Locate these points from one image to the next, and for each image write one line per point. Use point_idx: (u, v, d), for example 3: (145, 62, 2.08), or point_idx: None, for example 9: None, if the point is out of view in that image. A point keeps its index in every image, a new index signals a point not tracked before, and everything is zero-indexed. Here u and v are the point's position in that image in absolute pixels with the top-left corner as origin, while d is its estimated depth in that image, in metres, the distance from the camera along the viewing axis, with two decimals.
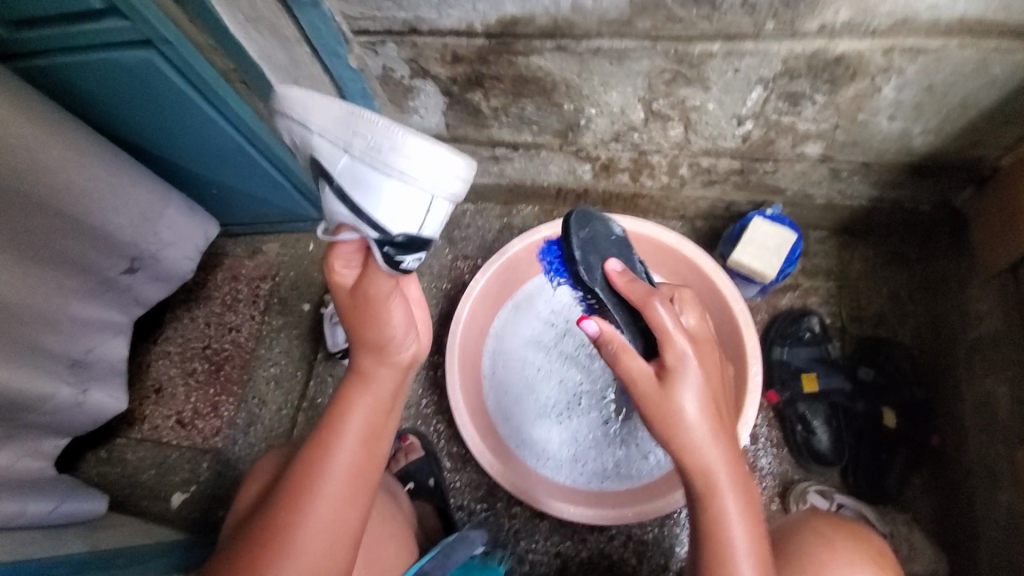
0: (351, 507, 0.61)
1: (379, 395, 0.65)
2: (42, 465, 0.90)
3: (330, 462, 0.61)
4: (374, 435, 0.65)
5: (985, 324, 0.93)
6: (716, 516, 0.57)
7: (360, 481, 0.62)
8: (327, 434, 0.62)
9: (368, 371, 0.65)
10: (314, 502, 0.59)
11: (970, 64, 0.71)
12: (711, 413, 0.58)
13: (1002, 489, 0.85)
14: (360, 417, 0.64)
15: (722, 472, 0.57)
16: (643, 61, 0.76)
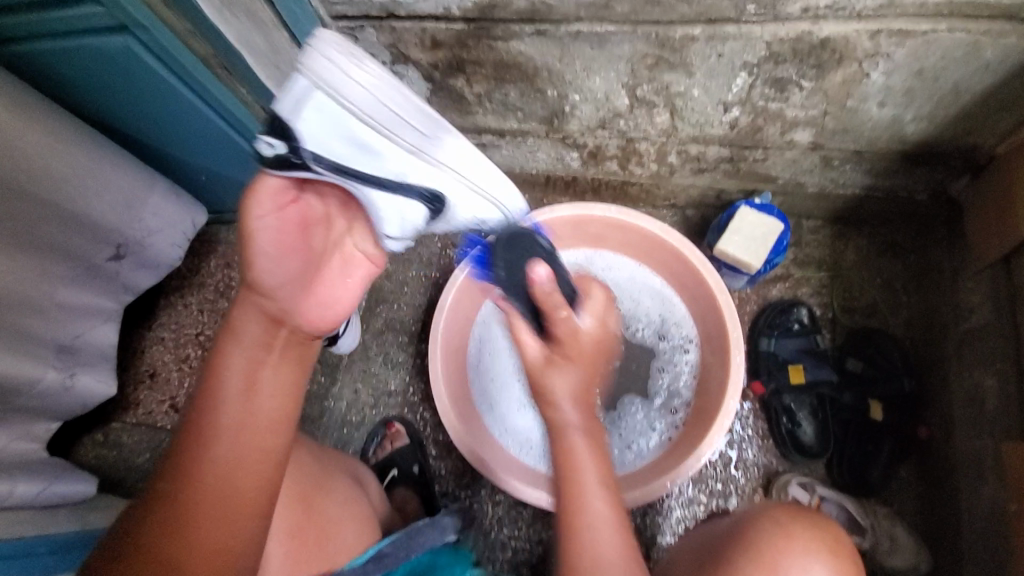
0: (252, 463, 0.53)
1: (251, 343, 0.55)
2: (34, 447, 0.92)
3: (216, 419, 0.52)
4: (266, 389, 0.55)
5: (976, 316, 0.91)
6: (568, 453, 0.63)
7: (256, 434, 0.53)
8: (204, 393, 0.53)
9: (242, 319, 0.55)
10: (204, 460, 0.51)
11: (961, 48, 0.69)
12: (582, 425, 0.63)
13: (986, 483, 0.84)
14: (237, 368, 0.54)
15: (586, 458, 0.62)
16: (624, 46, 0.74)
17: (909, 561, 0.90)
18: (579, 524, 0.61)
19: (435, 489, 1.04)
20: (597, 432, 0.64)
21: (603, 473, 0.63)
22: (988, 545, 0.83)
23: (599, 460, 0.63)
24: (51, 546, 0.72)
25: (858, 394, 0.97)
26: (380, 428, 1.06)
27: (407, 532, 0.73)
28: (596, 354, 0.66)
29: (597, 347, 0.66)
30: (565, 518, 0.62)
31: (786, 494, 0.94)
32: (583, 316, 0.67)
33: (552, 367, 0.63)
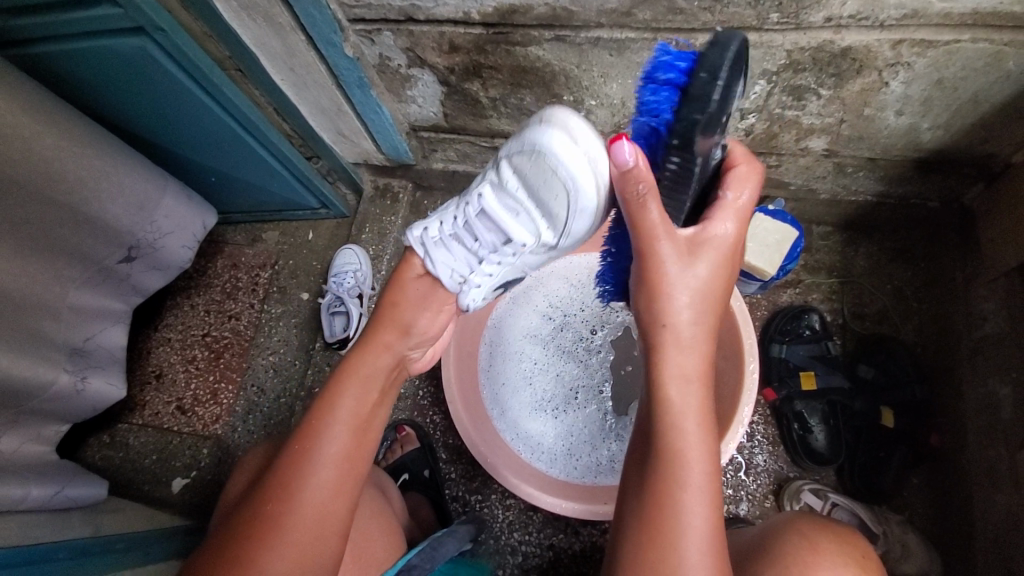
0: (340, 492, 0.62)
1: (365, 381, 0.66)
2: (45, 450, 0.91)
3: (322, 448, 0.62)
4: (369, 422, 0.66)
5: (990, 324, 0.93)
6: (670, 410, 0.55)
7: (350, 468, 0.63)
8: (319, 421, 0.63)
9: (368, 361, 0.67)
10: (306, 483, 0.60)
11: (983, 58, 0.69)
12: (701, 374, 0.56)
13: (1000, 491, 0.85)
14: (351, 407, 0.64)
15: (688, 399, 0.55)
16: (643, 53, 0.74)
17: None
18: (672, 489, 0.53)
19: (445, 493, 1.04)
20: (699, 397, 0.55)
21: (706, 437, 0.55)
22: (1003, 554, 0.83)
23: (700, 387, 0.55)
24: (71, 552, 0.70)
25: (869, 401, 0.97)
26: (390, 432, 1.06)
27: (432, 542, 0.73)
28: (712, 305, 0.57)
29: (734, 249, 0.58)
30: (656, 494, 0.53)
31: (799, 501, 0.95)
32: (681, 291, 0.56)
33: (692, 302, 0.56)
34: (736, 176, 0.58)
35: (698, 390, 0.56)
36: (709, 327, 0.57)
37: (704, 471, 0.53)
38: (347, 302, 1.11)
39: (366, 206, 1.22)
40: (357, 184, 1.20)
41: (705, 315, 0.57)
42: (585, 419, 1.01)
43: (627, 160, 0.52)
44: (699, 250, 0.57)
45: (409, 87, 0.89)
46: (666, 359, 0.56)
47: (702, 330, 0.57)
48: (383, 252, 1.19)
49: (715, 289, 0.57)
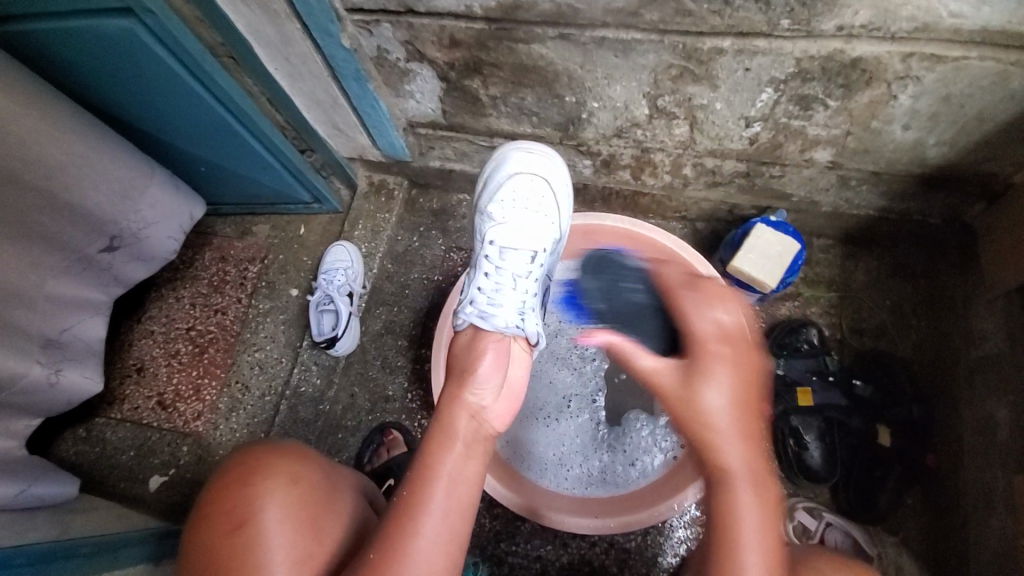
0: (452, 551, 0.57)
1: (462, 439, 0.63)
2: (14, 444, 0.87)
3: (428, 503, 0.58)
4: (467, 479, 0.62)
5: (988, 344, 0.90)
6: (729, 511, 0.56)
7: (456, 526, 0.58)
8: (421, 475, 0.60)
9: (450, 414, 0.64)
10: (416, 540, 0.56)
11: (992, 76, 0.68)
12: (753, 471, 0.57)
13: (996, 514, 0.84)
14: (452, 463, 0.61)
15: (739, 492, 0.56)
16: (649, 55, 0.72)
17: None
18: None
19: None
20: (762, 477, 0.57)
21: (759, 511, 0.56)
22: None
23: (756, 476, 0.57)
24: (30, 557, 0.67)
25: (867, 418, 0.95)
26: (377, 435, 1.04)
27: None
28: (743, 402, 0.58)
29: (745, 347, 0.61)
30: None
31: (792, 520, 0.94)
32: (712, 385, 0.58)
33: (701, 379, 0.59)
34: (704, 283, 0.70)
35: (738, 474, 0.57)
36: (745, 414, 0.58)
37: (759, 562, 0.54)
38: (337, 300, 1.08)
39: (360, 201, 1.20)
40: (352, 179, 1.17)
41: (731, 417, 0.57)
42: (578, 428, 0.98)
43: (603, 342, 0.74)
44: (721, 303, 0.65)
45: (407, 81, 0.86)
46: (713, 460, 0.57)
47: (732, 413, 0.58)
48: (375, 250, 1.16)
49: (744, 394, 0.59)
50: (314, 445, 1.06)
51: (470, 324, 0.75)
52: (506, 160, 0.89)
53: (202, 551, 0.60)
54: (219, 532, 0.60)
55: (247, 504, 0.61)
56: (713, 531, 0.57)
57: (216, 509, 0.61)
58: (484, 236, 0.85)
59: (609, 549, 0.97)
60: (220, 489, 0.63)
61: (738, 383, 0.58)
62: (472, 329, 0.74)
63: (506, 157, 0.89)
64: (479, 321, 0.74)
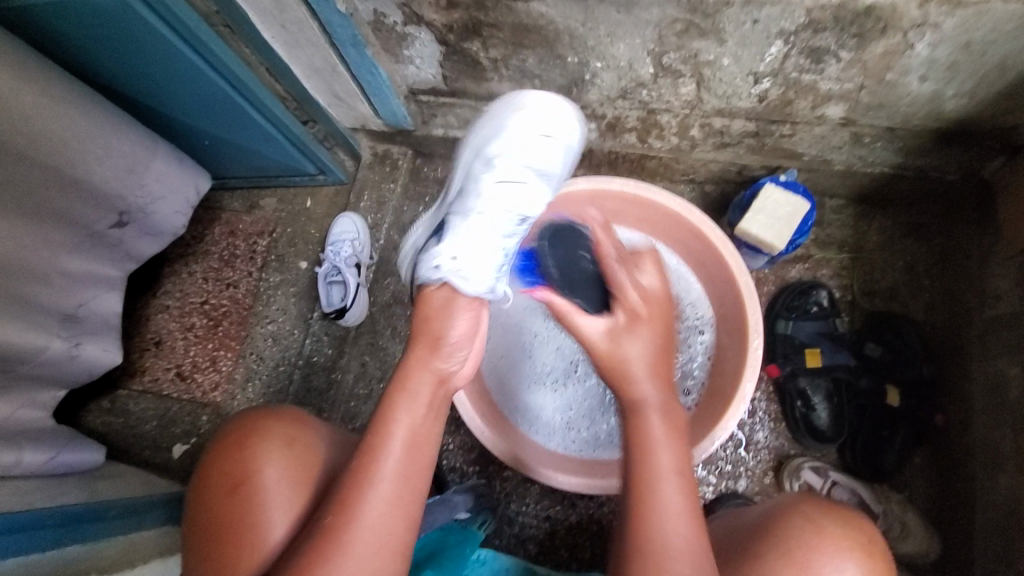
0: (400, 507, 0.59)
1: (419, 402, 0.64)
2: (41, 415, 0.91)
3: (380, 463, 0.59)
4: (421, 439, 0.63)
5: (1004, 303, 0.88)
6: (645, 437, 0.61)
7: (408, 488, 0.60)
8: (374, 437, 0.61)
9: (411, 381, 0.65)
10: (365, 503, 0.57)
11: (1013, 21, 0.65)
12: (682, 471, 0.60)
13: (1004, 473, 0.83)
14: (406, 424, 0.62)
15: (661, 436, 0.61)
16: (652, 10, 0.69)
17: (917, 546, 0.90)
18: (646, 512, 0.58)
19: (443, 464, 1.04)
20: (672, 408, 0.64)
21: (676, 454, 0.61)
22: (1003, 535, 0.82)
23: (675, 427, 0.63)
24: (60, 519, 0.71)
25: (875, 378, 0.95)
26: None
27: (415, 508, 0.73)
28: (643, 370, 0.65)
29: (663, 306, 0.70)
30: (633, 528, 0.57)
31: (798, 479, 0.95)
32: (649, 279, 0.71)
33: (623, 336, 0.66)
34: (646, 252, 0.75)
35: (654, 396, 0.64)
36: (649, 348, 0.66)
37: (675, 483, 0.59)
38: (345, 272, 1.08)
39: (364, 172, 1.19)
40: (355, 150, 1.17)
41: (661, 385, 0.64)
42: (585, 392, 0.99)
43: (545, 297, 0.73)
44: (648, 265, 0.73)
45: (406, 46, 0.85)
46: (633, 385, 0.63)
47: (609, 337, 0.67)
48: (381, 221, 1.17)
49: (659, 351, 0.67)
50: (328, 413, 1.08)
51: (442, 282, 0.69)
52: (518, 107, 0.76)
53: (205, 507, 0.62)
54: (219, 494, 0.62)
55: (246, 467, 0.63)
56: (629, 458, 0.61)
57: (217, 468, 0.64)
58: (476, 190, 0.73)
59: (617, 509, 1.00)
60: (219, 453, 0.65)
61: (652, 334, 0.67)
62: (446, 288, 0.69)
63: (520, 102, 0.76)
64: (456, 280, 0.69)
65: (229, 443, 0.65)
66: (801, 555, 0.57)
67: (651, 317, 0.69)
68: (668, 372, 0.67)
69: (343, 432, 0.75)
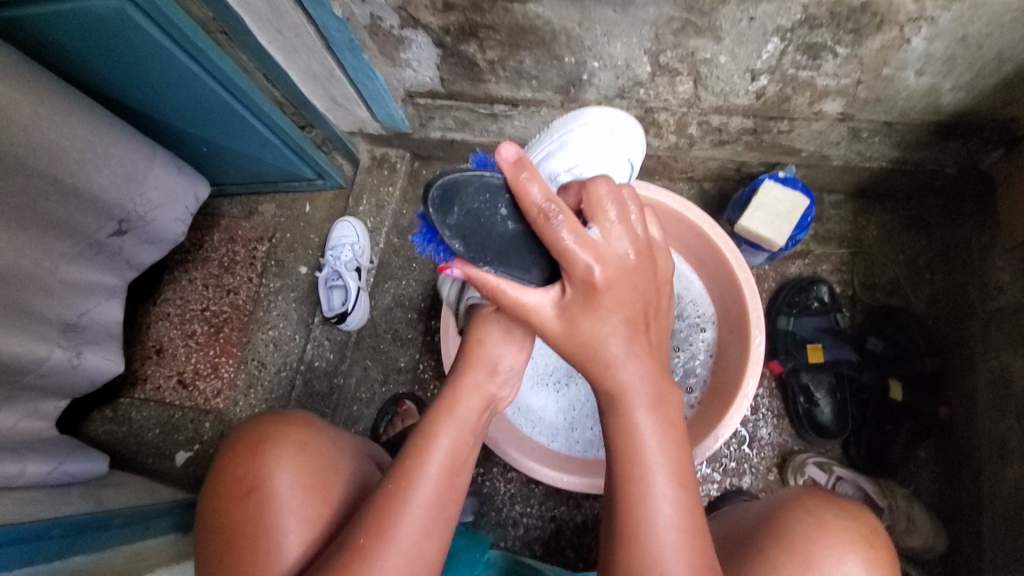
0: (433, 535, 0.58)
1: (463, 426, 0.63)
2: (44, 425, 0.91)
3: (419, 485, 0.58)
4: (458, 466, 0.62)
5: (1005, 294, 0.89)
6: (627, 443, 0.53)
7: (444, 515, 0.59)
8: (416, 456, 0.60)
9: (459, 403, 0.64)
10: (401, 526, 0.56)
11: (1009, 13, 0.65)
12: (666, 443, 0.54)
13: (1010, 465, 0.83)
14: (447, 449, 0.61)
15: (652, 447, 0.53)
16: (649, 9, 0.70)
17: (925, 540, 0.90)
18: (637, 546, 0.51)
19: None
20: (668, 398, 0.56)
21: (664, 444, 0.54)
22: (1010, 528, 0.82)
23: (666, 412, 0.55)
24: (67, 528, 0.71)
25: (878, 373, 0.96)
26: (391, 406, 1.06)
27: None
28: (627, 326, 0.55)
29: (649, 257, 0.56)
30: (619, 518, 0.52)
31: (803, 475, 0.95)
32: (594, 232, 0.54)
33: (581, 316, 0.54)
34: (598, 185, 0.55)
35: (637, 379, 0.54)
36: (643, 349, 0.55)
37: (664, 471, 0.53)
38: (345, 276, 1.08)
39: (363, 175, 1.19)
40: (353, 154, 1.17)
41: (649, 376, 0.55)
42: (588, 392, 0.99)
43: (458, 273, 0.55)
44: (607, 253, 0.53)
45: (402, 49, 0.85)
46: (623, 390, 0.54)
47: (634, 353, 0.54)
48: (381, 225, 1.17)
49: (637, 318, 0.55)
50: (331, 418, 1.08)
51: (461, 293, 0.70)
52: (580, 120, 0.76)
53: (218, 513, 0.62)
54: (231, 500, 0.62)
55: (258, 472, 0.63)
56: (613, 463, 0.54)
57: (227, 475, 0.63)
58: None
59: None
60: (231, 459, 0.64)
61: (627, 309, 0.53)
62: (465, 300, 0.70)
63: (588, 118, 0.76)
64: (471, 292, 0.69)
65: (237, 448, 0.65)
66: (804, 549, 0.57)
67: (613, 290, 0.53)
68: (663, 363, 0.58)
69: (352, 438, 0.75)
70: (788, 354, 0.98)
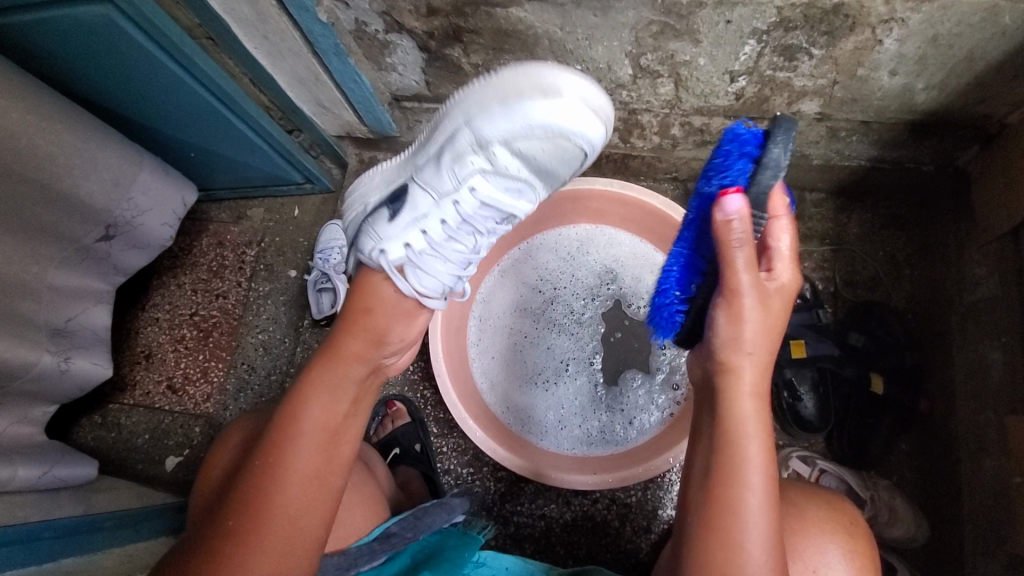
0: (305, 499, 0.62)
1: (333, 393, 0.66)
2: (32, 431, 0.90)
3: (287, 459, 0.62)
4: (332, 432, 0.65)
5: (982, 288, 0.92)
6: (731, 428, 0.58)
7: (314, 480, 0.63)
8: (282, 432, 0.63)
9: (340, 370, 0.67)
10: (271, 495, 0.61)
11: (979, 13, 0.66)
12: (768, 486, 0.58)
13: (988, 455, 0.86)
14: (316, 416, 0.64)
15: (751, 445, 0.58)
16: (628, 13, 0.71)
17: (910, 532, 0.91)
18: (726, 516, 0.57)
19: (437, 466, 1.04)
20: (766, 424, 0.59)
21: (763, 458, 0.58)
22: (993, 517, 0.84)
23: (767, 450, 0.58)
24: (58, 531, 0.71)
25: (859, 368, 0.96)
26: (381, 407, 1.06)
27: (415, 513, 0.77)
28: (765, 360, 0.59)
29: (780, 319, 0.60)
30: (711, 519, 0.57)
31: (788, 468, 0.97)
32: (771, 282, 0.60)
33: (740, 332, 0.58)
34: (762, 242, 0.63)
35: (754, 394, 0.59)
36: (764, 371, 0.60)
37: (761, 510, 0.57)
38: (334, 279, 1.09)
39: (351, 179, 1.20)
40: (342, 158, 1.18)
41: (760, 434, 0.58)
42: (576, 391, 1.00)
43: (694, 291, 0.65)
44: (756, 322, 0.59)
45: (388, 53, 0.86)
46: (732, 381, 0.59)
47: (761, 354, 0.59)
48: None
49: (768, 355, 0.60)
50: None
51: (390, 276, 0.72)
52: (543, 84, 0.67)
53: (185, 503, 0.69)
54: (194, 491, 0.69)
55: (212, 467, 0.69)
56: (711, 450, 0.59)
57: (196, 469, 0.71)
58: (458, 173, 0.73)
59: (610, 505, 1.00)
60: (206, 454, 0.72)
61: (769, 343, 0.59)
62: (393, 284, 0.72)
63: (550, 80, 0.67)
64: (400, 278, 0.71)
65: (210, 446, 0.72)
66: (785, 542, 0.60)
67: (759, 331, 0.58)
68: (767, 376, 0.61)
69: None
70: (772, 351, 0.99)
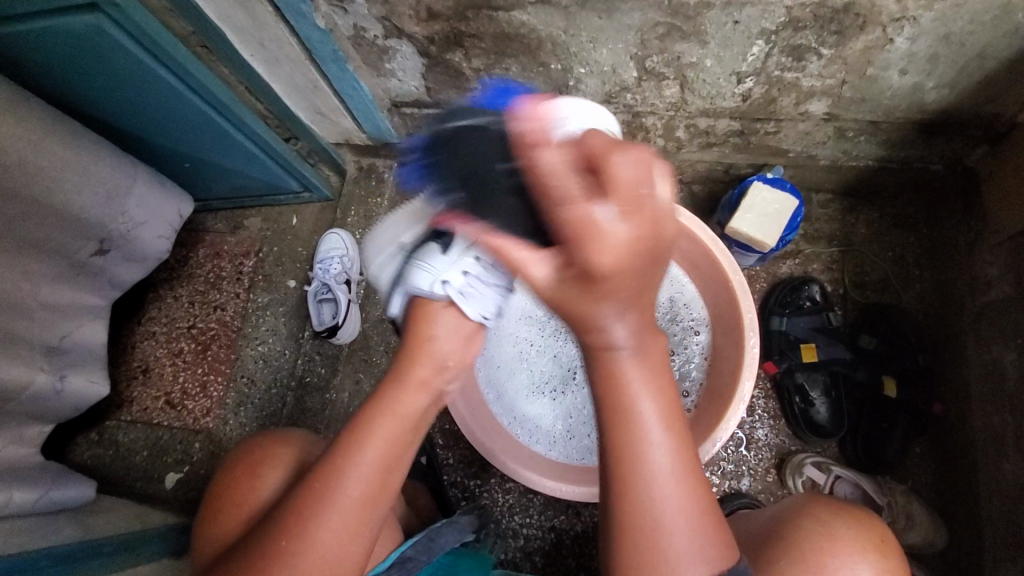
0: (352, 531, 0.58)
1: (400, 421, 0.62)
2: (27, 452, 0.88)
3: (342, 488, 0.57)
4: (391, 466, 0.61)
5: (995, 289, 0.90)
6: (615, 391, 0.53)
7: (368, 513, 0.59)
8: (342, 456, 0.59)
9: (403, 398, 0.62)
10: (321, 522, 0.56)
11: (992, 10, 0.65)
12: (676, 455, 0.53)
13: (1005, 458, 0.85)
14: (377, 447, 0.60)
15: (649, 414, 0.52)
16: (634, 15, 0.69)
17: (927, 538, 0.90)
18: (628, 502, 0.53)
19: (444, 479, 1.02)
20: (659, 369, 0.53)
21: (662, 419, 0.53)
22: (1011, 522, 0.82)
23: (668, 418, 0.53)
24: (55, 558, 0.69)
25: (871, 370, 0.95)
26: None
27: (428, 535, 0.75)
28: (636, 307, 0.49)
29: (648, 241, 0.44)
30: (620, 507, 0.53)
31: (802, 475, 0.94)
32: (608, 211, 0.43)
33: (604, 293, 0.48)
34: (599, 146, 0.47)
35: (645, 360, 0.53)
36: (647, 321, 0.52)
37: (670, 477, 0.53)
38: (335, 289, 1.08)
39: (349, 187, 1.18)
40: (340, 166, 1.16)
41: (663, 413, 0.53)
42: (585, 399, 0.98)
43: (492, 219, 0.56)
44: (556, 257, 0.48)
45: (387, 59, 0.84)
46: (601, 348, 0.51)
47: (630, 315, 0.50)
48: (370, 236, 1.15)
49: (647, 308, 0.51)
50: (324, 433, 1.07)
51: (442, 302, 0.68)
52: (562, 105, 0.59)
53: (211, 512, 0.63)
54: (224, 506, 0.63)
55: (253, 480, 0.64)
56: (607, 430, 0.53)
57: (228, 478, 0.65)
58: None
59: None
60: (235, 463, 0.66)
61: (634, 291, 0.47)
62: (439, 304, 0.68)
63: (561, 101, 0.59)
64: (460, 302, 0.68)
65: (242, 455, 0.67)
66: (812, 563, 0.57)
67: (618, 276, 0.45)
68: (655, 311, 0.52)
69: None
70: (783, 355, 0.98)
